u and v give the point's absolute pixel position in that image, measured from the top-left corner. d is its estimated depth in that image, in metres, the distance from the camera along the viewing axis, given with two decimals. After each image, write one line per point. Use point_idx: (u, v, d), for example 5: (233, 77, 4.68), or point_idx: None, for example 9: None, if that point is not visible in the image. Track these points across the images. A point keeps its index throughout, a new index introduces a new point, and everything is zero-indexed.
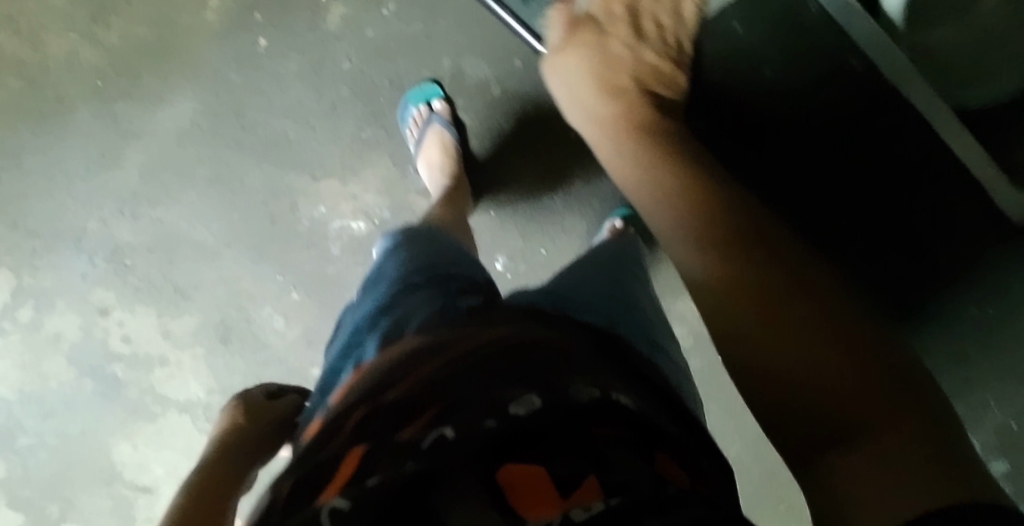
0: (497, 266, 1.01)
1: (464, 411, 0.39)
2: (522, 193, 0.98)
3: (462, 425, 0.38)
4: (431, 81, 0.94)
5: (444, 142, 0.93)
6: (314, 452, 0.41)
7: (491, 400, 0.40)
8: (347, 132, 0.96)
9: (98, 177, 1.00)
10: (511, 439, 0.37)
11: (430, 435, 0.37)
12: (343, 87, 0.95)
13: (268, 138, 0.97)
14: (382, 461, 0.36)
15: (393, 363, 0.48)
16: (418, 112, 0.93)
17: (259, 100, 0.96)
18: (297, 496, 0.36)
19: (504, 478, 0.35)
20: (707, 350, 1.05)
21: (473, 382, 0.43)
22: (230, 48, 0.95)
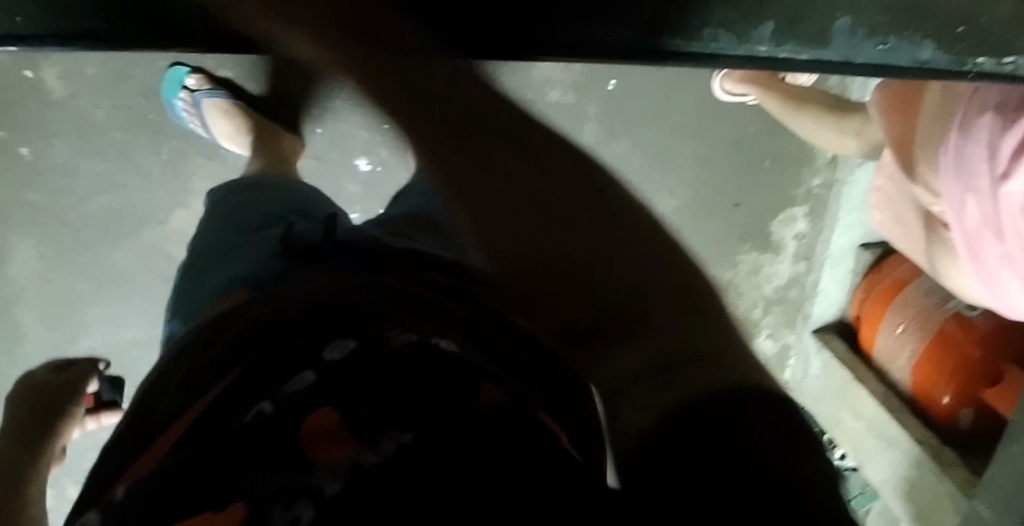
0: (362, 168, 0.99)
1: (282, 373, 0.41)
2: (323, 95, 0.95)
3: (276, 396, 0.39)
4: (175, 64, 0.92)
5: (226, 106, 0.92)
6: (138, 431, 0.44)
7: (279, 381, 0.40)
8: (150, 164, 0.95)
9: (18, 355, 1.02)
10: (319, 390, 0.38)
11: (251, 410, 0.38)
12: (115, 133, 0.93)
13: (102, 220, 0.97)
14: (240, 403, 0.40)
15: (197, 345, 0.51)
16: (183, 100, 0.91)
17: (67, 197, 0.95)
18: (115, 451, 0.44)
19: (307, 430, 0.36)
20: (594, 93, 1.00)
21: (293, 331, 0.45)
22: (7, 177, 0.94)
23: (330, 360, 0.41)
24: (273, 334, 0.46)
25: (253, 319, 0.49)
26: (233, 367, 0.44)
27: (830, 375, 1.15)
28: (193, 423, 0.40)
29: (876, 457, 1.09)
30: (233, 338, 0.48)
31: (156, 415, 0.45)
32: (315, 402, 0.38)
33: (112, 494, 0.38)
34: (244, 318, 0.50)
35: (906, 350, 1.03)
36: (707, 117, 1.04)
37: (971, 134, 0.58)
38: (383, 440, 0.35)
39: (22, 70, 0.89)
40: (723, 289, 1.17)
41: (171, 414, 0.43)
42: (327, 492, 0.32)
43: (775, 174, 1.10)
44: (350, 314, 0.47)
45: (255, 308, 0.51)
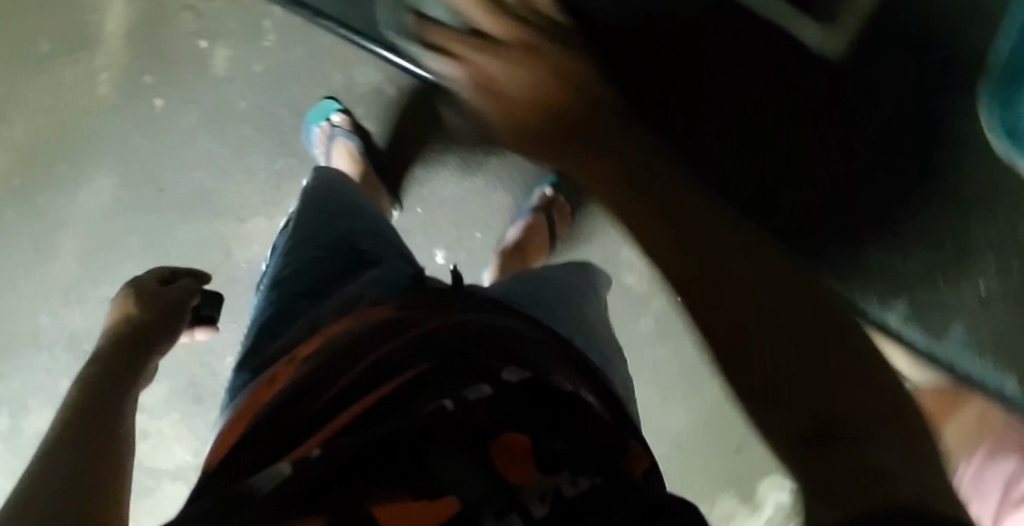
0: (437, 259, 1.03)
1: (456, 379, 0.43)
2: (438, 182, 1.00)
3: (458, 398, 0.41)
4: (329, 97, 0.97)
5: (352, 152, 0.96)
6: (296, 418, 0.43)
7: (455, 391, 0.42)
8: (259, 168, 0.98)
9: (40, 272, 1.02)
10: (498, 410, 0.41)
11: (430, 405, 0.40)
12: (244, 127, 0.97)
13: (188, 193, 0.99)
14: (410, 402, 0.41)
15: (347, 336, 0.50)
16: (321, 129, 0.96)
17: (169, 159, 0.98)
18: (282, 417, 0.44)
19: (495, 447, 0.38)
20: (664, 294, 1.05)
21: (456, 347, 0.46)
22: (129, 117, 0.98)
23: (504, 381, 0.44)
24: (438, 348, 0.46)
25: (420, 326, 0.49)
26: (412, 360, 0.45)
27: None
28: (376, 411, 0.41)
29: None
30: (392, 345, 0.47)
31: (310, 401, 0.45)
32: (489, 421, 0.40)
33: (292, 459, 0.37)
34: (388, 324, 0.50)
35: None
36: None
37: None
38: (568, 480, 0.37)
39: (198, 41, 0.95)
40: None
41: (338, 403, 0.43)
42: (536, 513, 0.34)
43: None
44: (501, 346, 0.48)
45: (406, 320, 0.51)
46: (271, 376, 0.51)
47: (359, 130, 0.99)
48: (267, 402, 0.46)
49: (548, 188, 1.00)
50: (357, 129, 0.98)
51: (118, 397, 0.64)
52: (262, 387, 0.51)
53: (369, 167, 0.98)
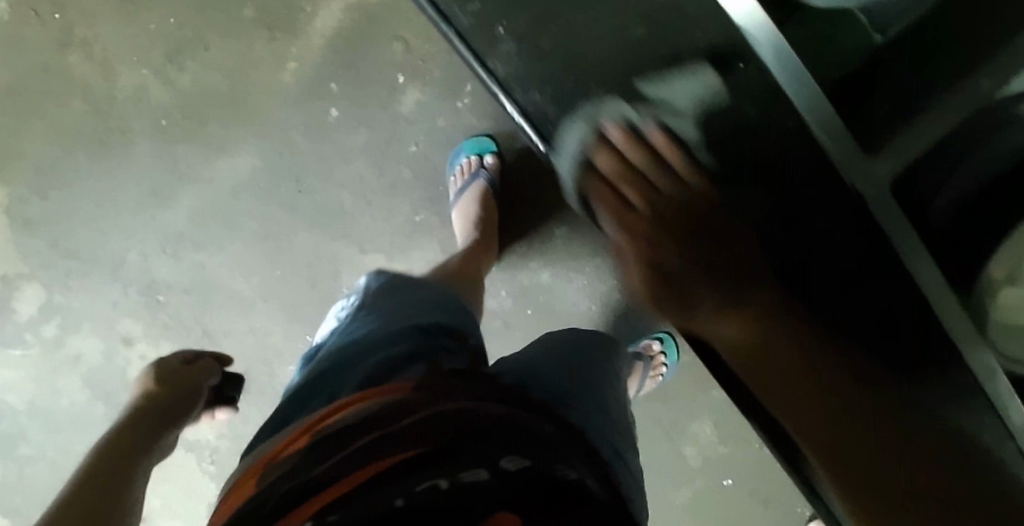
0: None
1: (461, 457, 0.44)
2: (558, 293, 0.99)
3: (454, 479, 0.43)
4: (488, 136, 0.95)
5: (487, 196, 0.94)
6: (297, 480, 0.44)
7: (449, 472, 0.43)
8: (401, 212, 0.98)
9: (149, 214, 1.00)
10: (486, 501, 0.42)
11: (423, 484, 0.42)
12: (405, 169, 0.97)
13: (323, 205, 0.98)
14: (403, 480, 0.42)
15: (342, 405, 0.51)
16: (467, 162, 0.94)
17: (320, 167, 0.97)
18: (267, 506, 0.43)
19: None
20: (712, 475, 1.06)
21: (471, 427, 0.47)
22: (301, 113, 0.96)
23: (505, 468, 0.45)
24: (453, 424, 0.46)
25: (420, 395, 0.49)
26: (411, 442, 0.45)
27: None
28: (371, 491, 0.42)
29: None
30: (415, 412, 0.48)
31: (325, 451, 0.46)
32: (477, 504, 0.42)
33: None
34: (416, 392, 0.50)
35: None
36: None
37: None
38: None
39: (398, 74, 0.94)
40: None
41: (345, 466, 0.44)
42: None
43: None
44: (517, 433, 0.48)
45: (412, 388, 0.51)
46: (278, 444, 0.50)
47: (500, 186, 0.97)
48: (270, 470, 0.47)
49: (653, 341, 1.01)
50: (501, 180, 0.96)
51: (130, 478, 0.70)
52: (263, 457, 0.50)
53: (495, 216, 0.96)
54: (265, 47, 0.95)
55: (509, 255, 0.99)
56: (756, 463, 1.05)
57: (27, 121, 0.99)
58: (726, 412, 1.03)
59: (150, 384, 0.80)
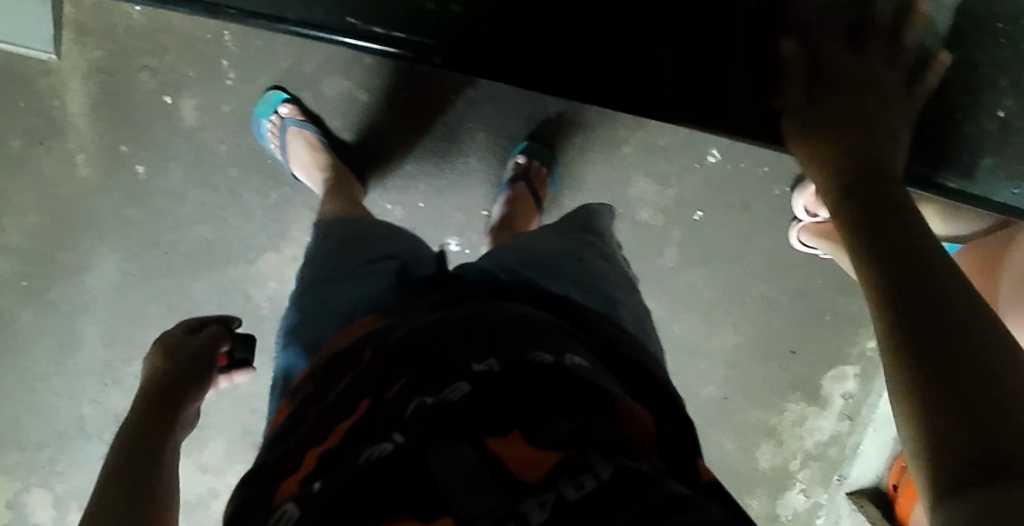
0: (450, 247, 1.03)
1: (438, 383, 0.48)
2: (421, 176, 1.00)
3: (436, 398, 0.46)
4: (273, 88, 0.94)
5: (307, 139, 0.94)
6: (302, 427, 0.51)
7: (433, 393, 0.47)
8: (256, 206, 0.98)
9: (69, 364, 1.02)
10: (471, 401, 0.46)
11: (409, 406, 0.46)
12: (230, 169, 0.97)
13: (193, 248, 0.99)
14: (379, 426, 0.45)
15: (314, 397, 0.55)
16: (271, 124, 0.94)
17: (166, 220, 0.98)
18: (292, 449, 0.49)
19: (495, 451, 0.42)
20: (681, 219, 1.05)
21: (436, 348, 0.52)
22: (117, 190, 0.97)
23: (482, 376, 0.48)
24: (425, 342, 0.53)
25: (398, 341, 0.55)
26: (403, 376, 0.50)
27: None
28: (364, 423, 0.47)
29: None
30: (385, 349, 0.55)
31: (317, 417, 0.51)
32: (473, 414, 0.45)
33: (285, 505, 0.42)
34: (391, 331, 0.57)
35: None
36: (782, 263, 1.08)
37: None
38: (578, 472, 0.39)
39: (163, 96, 0.95)
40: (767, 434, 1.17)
41: (330, 414, 0.50)
42: (535, 520, 0.37)
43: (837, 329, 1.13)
44: (495, 340, 0.52)
45: (386, 336, 0.57)
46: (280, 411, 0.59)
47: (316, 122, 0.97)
48: (268, 444, 0.54)
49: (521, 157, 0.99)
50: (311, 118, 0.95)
51: (173, 445, 0.66)
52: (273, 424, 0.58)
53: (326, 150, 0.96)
54: (48, 160, 0.96)
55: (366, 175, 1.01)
56: (706, 180, 1.03)
57: None
58: (645, 158, 1.02)
59: (157, 360, 0.77)
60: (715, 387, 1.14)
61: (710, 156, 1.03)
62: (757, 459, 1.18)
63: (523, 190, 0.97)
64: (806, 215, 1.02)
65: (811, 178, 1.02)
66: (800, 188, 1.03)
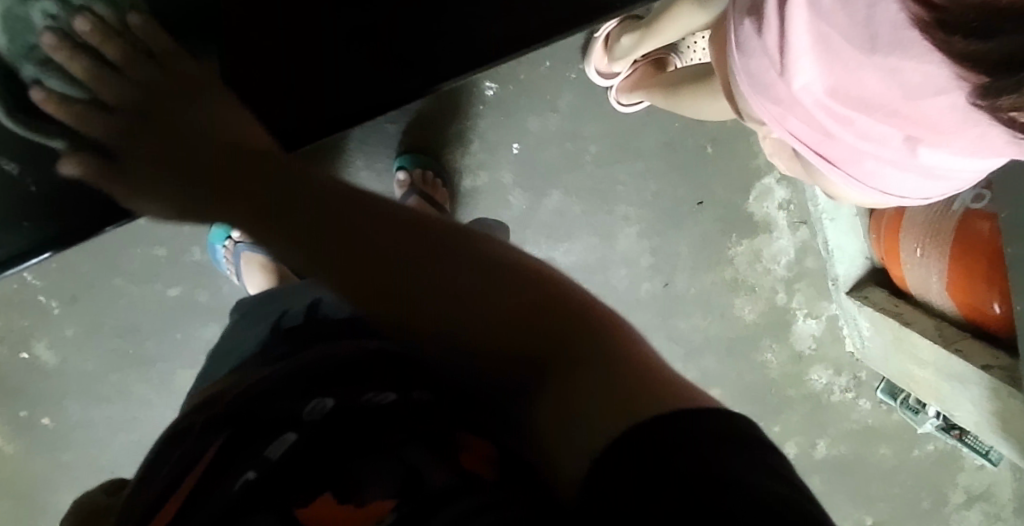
0: None
1: (263, 438, 0.40)
2: None
3: (262, 461, 0.38)
4: None
5: (259, 260, 0.95)
6: (150, 459, 0.44)
7: (253, 460, 0.39)
8: (147, 390, 1.03)
9: None
10: (326, 439, 0.39)
11: (236, 481, 0.38)
12: (110, 377, 1.02)
13: (130, 452, 1.05)
14: (198, 510, 0.37)
15: (157, 448, 0.45)
16: (227, 248, 0.96)
17: (96, 446, 1.05)
18: None
19: (330, 517, 0.36)
20: (503, 160, 0.99)
21: (276, 390, 0.42)
22: (42, 448, 1.04)
23: (311, 422, 0.40)
24: (257, 396, 0.43)
25: (242, 384, 0.45)
26: (221, 436, 0.41)
27: (882, 331, 1.01)
28: (189, 500, 0.38)
29: (959, 400, 0.91)
30: (223, 399, 0.44)
31: (175, 445, 0.42)
32: (299, 475, 0.38)
33: None
34: (231, 384, 0.47)
35: (934, 274, 0.90)
36: (624, 134, 1.00)
37: (748, 48, 0.58)
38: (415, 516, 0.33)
39: (18, 355, 1.00)
40: (733, 289, 1.07)
41: (161, 480, 0.40)
42: None
43: (728, 155, 1.03)
44: (354, 368, 0.43)
45: (228, 384, 0.47)
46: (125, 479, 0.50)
47: (140, 294, 0.99)
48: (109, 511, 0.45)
49: (403, 171, 0.98)
50: None
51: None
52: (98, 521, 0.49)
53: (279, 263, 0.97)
54: None
55: (206, 309, 1.00)
56: (499, 113, 0.97)
57: None
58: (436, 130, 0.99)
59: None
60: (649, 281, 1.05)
61: (487, 89, 0.97)
62: (738, 316, 1.08)
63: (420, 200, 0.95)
64: (606, 80, 0.95)
65: (591, 41, 0.94)
66: (587, 55, 0.96)
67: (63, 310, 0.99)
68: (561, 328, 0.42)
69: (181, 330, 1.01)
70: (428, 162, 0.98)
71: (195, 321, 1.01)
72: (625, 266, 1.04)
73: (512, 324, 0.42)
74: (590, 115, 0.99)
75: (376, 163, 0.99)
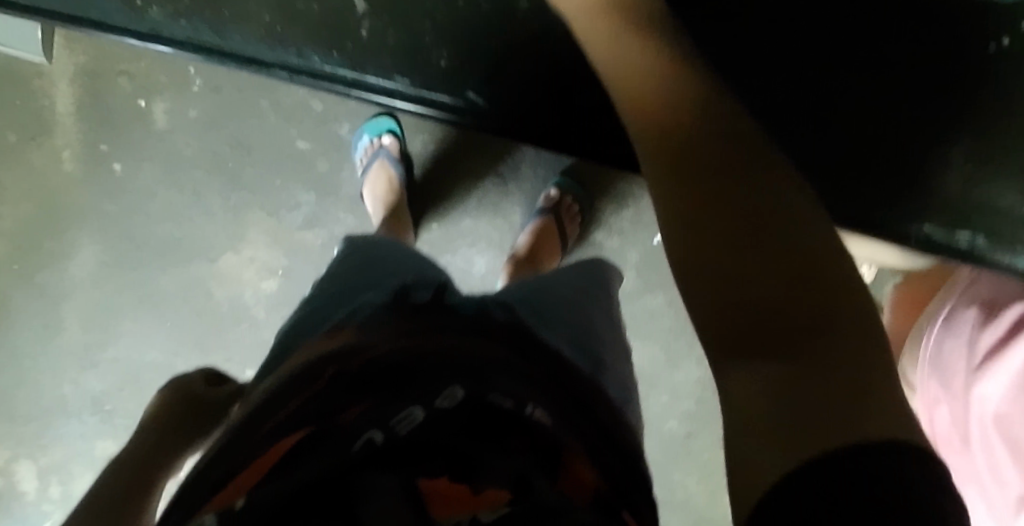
0: (476, 258, 1.02)
1: (389, 406, 0.44)
2: (461, 187, 1.00)
3: (388, 427, 0.43)
4: (386, 115, 0.98)
5: (391, 174, 0.96)
6: (267, 420, 0.43)
7: (376, 425, 0.43)
8: (217, 206, 1.03)
9: (51, 343, 1.10)
10: (458, 433, 0.43)
11: (360, 439, 0.42)
12: (196, 172, 1.02)
13: (162, 243, 1.05)
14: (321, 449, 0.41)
15: (292, 372, 0.47)
16: (370, 145, 0.98)
17: (140, 217, 1.04)
18: (222, 457, 0.42)
19: (430, 489, 0.41)
20: (639, 240, 1.00)
21: (419, 367, 0.46)
22: (95, 186, 1.04)
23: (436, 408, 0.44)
24: (388, 364, 0.46)
25: (376, 343, 0.48)
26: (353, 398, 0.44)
27: None
28: (313, 440, 0.42)
29: None
30: (349, 370, 0.46)
31: (305, 389, 0.45)
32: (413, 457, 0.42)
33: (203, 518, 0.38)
34: (367, 337, 0.49)
35: None
36: None
37: (955, 326, 0.62)
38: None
39: (139, 100, 1.01)
40: None
41: (289, 411, 0.44)
42: None
43: None
44: (472, 374, 0.47)
45: (365, 333, 0.49)
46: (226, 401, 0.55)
47: (273, 126, 1.00)
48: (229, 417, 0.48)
49: (554, 189, 1.00)
50: (404, 155, 0.98)
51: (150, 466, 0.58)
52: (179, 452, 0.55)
53: (403, 188, 0.98)
54: (38, 153, 1.03)
55: (315, 177, 1.01)
56: None
57: None
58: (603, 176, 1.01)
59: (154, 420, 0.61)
60: (676, 421, 1.02)
61: None
62: None
63: (550, 221, 0.97)
64: None
65: None
66: None
67: (202, 92, 1.00)
68: (805, 302, 0.34)
69: (282, 179, 1.01)
70: (579, 194, 1.00)
71: (297, 181, 1.01)
72: (669, 394, 1.03)
73: (762, 304, 0.34)
74: None
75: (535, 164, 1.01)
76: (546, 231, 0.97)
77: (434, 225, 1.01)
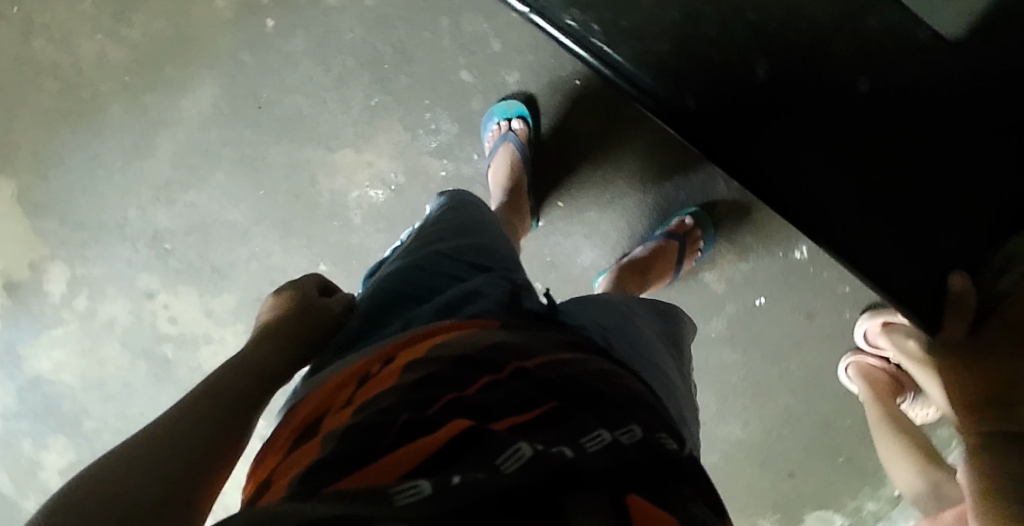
0: (579, 259, 1.02)
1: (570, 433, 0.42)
2: (586, 194, 0.98)
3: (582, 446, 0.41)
4: (518, 99, 0.95)
5: (515, 158, 0.95)
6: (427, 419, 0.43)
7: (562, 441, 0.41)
8: (357, 102, 0.98)
9: (134, 167, 1.05)
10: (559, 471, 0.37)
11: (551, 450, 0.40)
12: (348, 59, 0.97)
13: (284, 114, 1.01)
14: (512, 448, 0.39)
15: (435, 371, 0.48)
16: (497, 127, 0.95)
17: (273, 79, 0.99)
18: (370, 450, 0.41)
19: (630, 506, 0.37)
20: (741, 295, 1.00)
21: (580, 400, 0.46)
22: (241, 33, 0.98)
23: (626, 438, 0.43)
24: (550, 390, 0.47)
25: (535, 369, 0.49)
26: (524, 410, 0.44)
27: None
28: (491, 439, 0.40)
29: None
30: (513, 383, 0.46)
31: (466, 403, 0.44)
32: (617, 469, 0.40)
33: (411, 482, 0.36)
34: (512, 349, 0.51)
35: None
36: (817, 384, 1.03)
37: None
38: None
39: None
40: None
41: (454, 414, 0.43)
42: None
43: (838, 472, 1.07)
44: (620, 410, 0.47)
45: (508, 354, 0.50)
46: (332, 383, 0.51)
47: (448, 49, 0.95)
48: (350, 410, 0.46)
49: (688, 217, 0.97)
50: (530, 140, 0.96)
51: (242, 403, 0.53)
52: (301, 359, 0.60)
53: (525, 176, 0.96)
54: None
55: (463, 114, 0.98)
56: (781, 271, 0.97)
57: (10, 109, 1.05)
58: (735, 222, 0.98)
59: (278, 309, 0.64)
60: None
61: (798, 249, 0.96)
62: None
63: (672, 247, 0.95)
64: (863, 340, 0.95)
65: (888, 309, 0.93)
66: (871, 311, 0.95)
67: None
68: None
69: (430, 102, 0.98)
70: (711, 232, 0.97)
71: (445, 112, 0.98)
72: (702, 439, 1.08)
73: None
74: (821, 345, 1.00)
75: (673, 191, 0.98)
76: (664, 255, 0.95)
77: (546, 220, 1.01)
